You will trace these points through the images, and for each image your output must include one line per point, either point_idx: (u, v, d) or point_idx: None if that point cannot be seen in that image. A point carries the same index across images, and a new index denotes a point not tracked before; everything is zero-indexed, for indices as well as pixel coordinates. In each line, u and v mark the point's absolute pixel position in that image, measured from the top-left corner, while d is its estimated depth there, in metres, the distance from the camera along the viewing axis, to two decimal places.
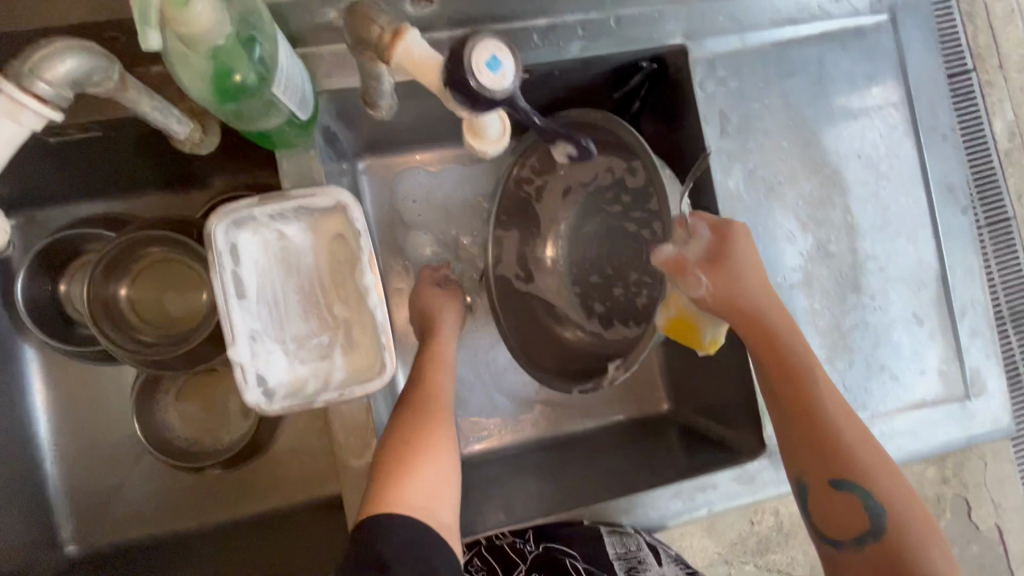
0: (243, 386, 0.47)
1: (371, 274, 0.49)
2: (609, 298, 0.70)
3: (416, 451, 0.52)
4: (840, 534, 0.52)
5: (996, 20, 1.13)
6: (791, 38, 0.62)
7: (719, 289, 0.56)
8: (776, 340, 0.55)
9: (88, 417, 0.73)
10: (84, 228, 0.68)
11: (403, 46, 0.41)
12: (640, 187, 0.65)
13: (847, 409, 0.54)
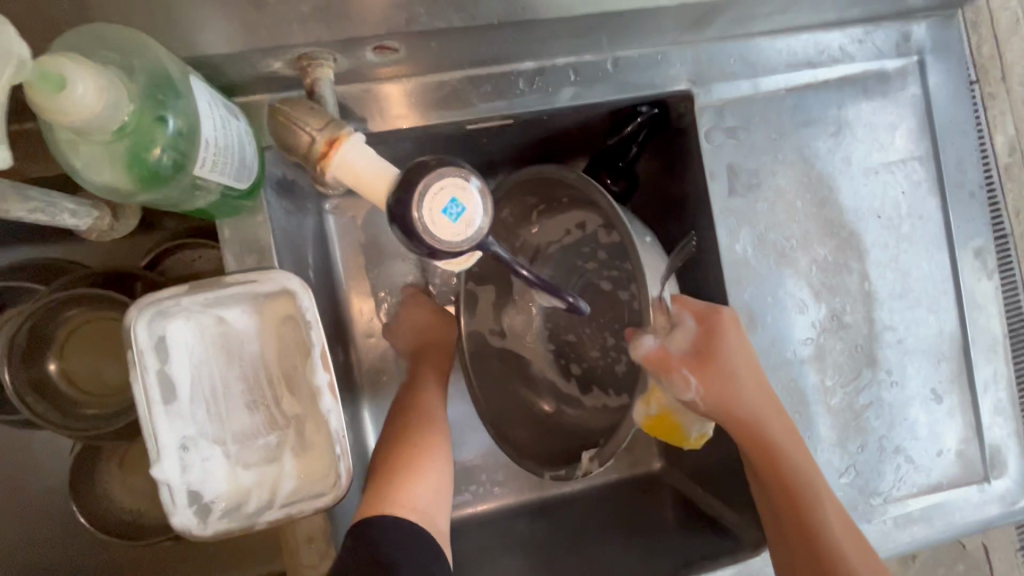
0: (170, 508, 0.40)
1: (330, 374, 0.43)
2: (586, 360, 0.66)
3: (416, 455, 0.51)
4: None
5: (1002, 30, 1.06)
6: (808, 83, 0.55)
7: (710, 391, 0.50)
8: (772, 451, 0.49)
9: (19, 487, 0.66)
10: (10, 281, 0.61)
11: (339, 158, 0.36)
12: (616, 244, 0.61)
13: (851, 527, 0.48)
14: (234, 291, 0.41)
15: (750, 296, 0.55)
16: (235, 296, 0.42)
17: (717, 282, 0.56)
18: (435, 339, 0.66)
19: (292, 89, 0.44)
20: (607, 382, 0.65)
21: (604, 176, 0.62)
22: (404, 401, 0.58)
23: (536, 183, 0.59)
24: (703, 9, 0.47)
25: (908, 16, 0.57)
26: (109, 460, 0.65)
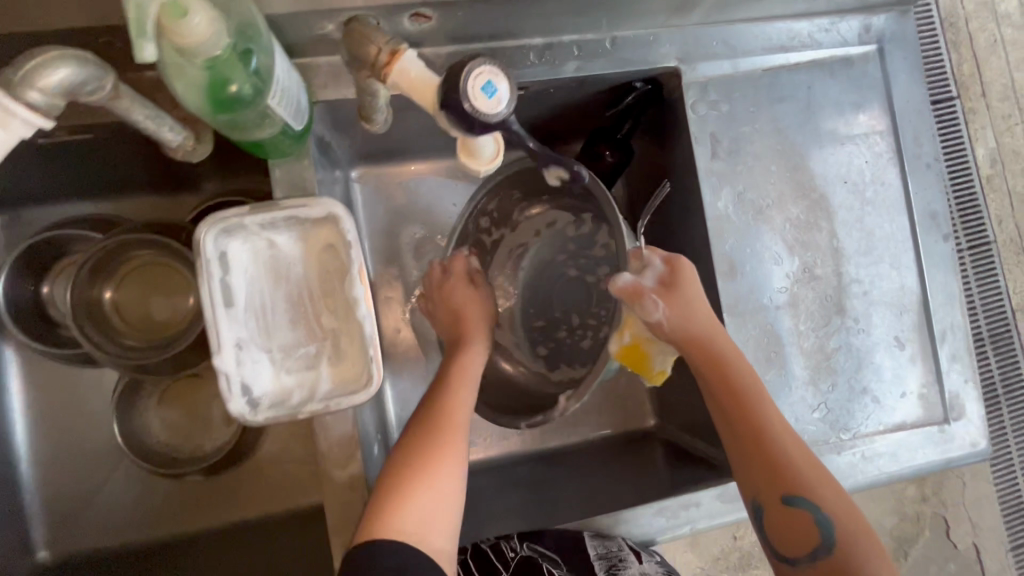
0: (227, 396, 0.46)
1: (363, 288, 0.50)
2: (556, 338, 0.75)
3: (417, 475, 0.52)
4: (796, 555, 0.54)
5: (980, 51, 1.16)
6: (782, 65, 0.64)
7: (673, 323, 0.57)
8: (726, 368, 0.56)
9: (68, 421, 0.72)
10: (71, 229, 0.67)
11: (400, 63, 0.43)
12: (585, 236, 0.73)
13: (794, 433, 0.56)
14: (288, 218, 0.49)
15: (730, 247, 0.62)
16: (291, 222, 0.50)
17: (701, 236, 0.63)
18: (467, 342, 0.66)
19: (337, 52, 0.53)
20: (573, 358, 0.74)
21: (603, 147, 0.69)
22: (430, 404, 0.59)
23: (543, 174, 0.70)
24: None
25: (869, 11, 0.65)
26: (149, 395, 0.72)
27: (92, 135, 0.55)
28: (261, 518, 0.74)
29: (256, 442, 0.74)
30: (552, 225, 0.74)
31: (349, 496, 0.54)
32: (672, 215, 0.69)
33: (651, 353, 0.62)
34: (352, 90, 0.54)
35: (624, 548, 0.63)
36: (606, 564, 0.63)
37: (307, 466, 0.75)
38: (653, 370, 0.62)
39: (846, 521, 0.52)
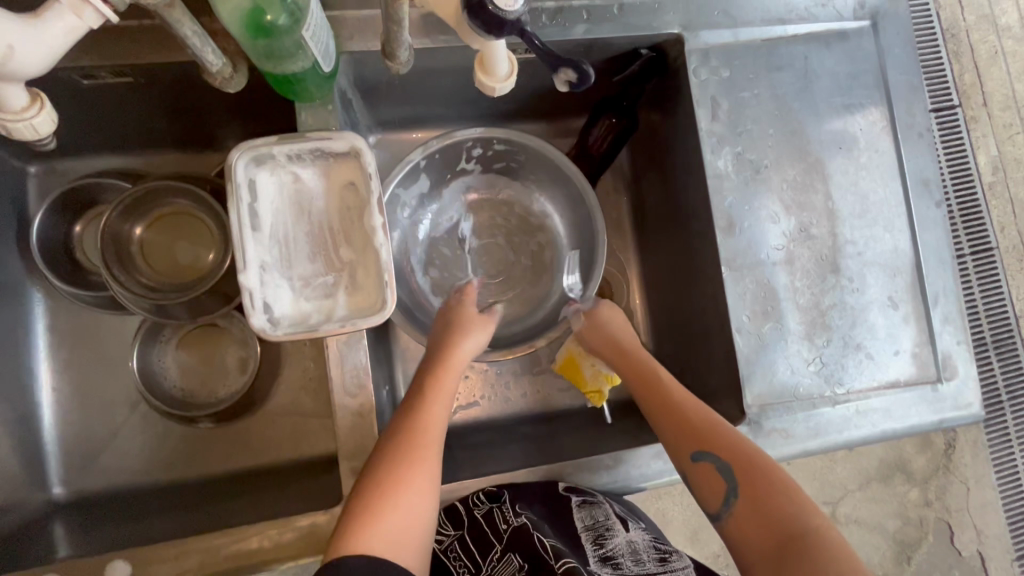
0: (250, 311, 0.50)
1: (382, 213, 0.53)
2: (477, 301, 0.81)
3: (389, 486, 0.53)
4: (716, 508, 0.60)
5: (982, 61, 1.19)
6: (780, 36, 0.67)
7: (596, 331, 0.74)
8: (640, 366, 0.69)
9: (86, 365, 0.75)
10: (102, 178, 0.71)
11: None
12: (528, 222, 0.82)
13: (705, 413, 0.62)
14: (313, 154, 0.53)
15: (730, 203, 0.65)
16: (316, 157, 0.54)
17: (702, 194, 0.66)
18: (450, 351, 0.66)
19: (363, 6, 0.58)
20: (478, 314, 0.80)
21: (610, 115, 0.76)
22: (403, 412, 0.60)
23: (544, 159, 0.76)
24: None
25: None
26: (167, 341, 0.75)
27: (130, 78, 0.58)
28: (271, 465, 0.75)
29: (268, 392, 0.77)
30: (509, 194, 0.82)
31: (360, 422, 0.57)
32: (675, 178, 0.72)
33: (586, 368, 0.77)
34: (376, 42, 0.58)
35: (610, 515, 0.68)
36: (593, 533, 0.66)
37: (315, 419, 0.77)
38: (591, 385, 0.76)
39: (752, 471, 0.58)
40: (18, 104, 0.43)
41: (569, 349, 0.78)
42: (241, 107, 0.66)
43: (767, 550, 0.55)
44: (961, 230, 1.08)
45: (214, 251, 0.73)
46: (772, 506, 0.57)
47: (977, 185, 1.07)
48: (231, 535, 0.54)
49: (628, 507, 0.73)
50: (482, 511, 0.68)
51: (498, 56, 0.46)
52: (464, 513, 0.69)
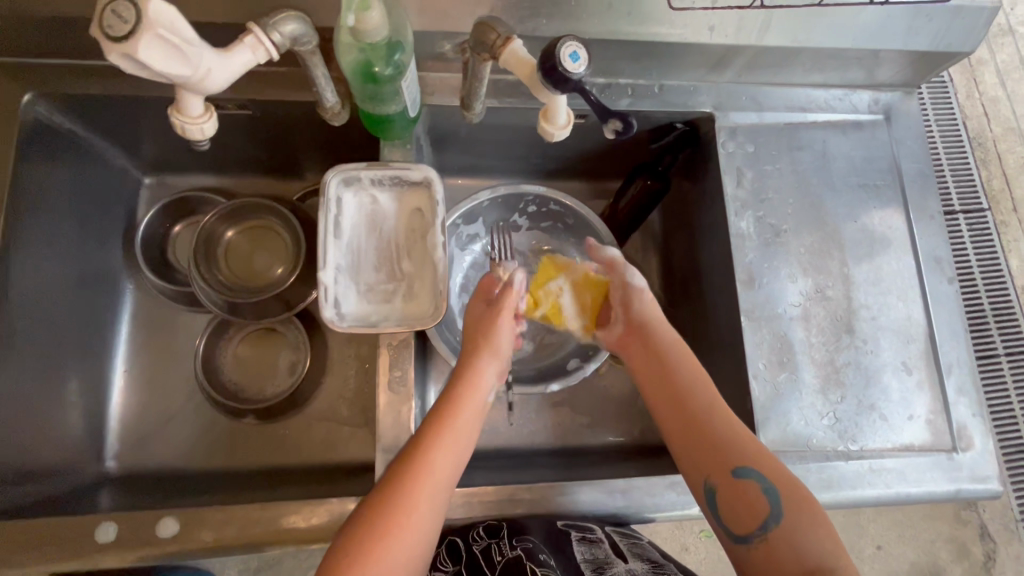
0: (323, 303, 0.58)
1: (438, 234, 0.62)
2: None
3: (406, 476, 0.56)
4: (743, 532, 0.56)
5: (1011, 170, 1.21)
6: (801, 122, 0.77)
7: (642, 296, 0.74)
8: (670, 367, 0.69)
9: (154, 351, 0.82)
10: (204, 194, 0.83)
11: (510, 49, 0.51)
12: None
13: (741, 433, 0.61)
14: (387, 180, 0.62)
15: (751, 260, 0.71)
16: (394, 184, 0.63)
17: (726, 251, 0.73)
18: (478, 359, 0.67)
19: (445, 70, 0.70)
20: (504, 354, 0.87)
21: (644, 176, 0.83)
22: (412, 443, 0.59)
23: (586, 224, 0.85)
24: (721, 53, 0.70)
25: (878, 88, 0.79)
26: (230, 338, 0.83)
27: (249, 110, 0.71)
28: (302, 465, 0.80)
29: (311, 397, 0.82)
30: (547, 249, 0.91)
31: (397, 418, 0.62)
32: (700, 236, 0.80)
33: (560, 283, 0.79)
34: (453, 99, 0.70)
35: (610, 552, 0.64)
36: (592, 565, 0.62)
37: (349, 428, 0.82)
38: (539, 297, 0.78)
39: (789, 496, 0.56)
40: (194, 112, 0.46)
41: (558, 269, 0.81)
42: (330, 144, 0.79)
43: None
44: (992, 326, 1.10)
45: (284, 266, 0.82)
46: (805, 536, 0.54)
47: (1013, 291, 1.13)
48: (268, 509, 0.58)
49: (638, 547, 0.68)
50: (480, 546, 0.67)
51: (558, 106, 0.55)
52: (464, 547, 0.68)
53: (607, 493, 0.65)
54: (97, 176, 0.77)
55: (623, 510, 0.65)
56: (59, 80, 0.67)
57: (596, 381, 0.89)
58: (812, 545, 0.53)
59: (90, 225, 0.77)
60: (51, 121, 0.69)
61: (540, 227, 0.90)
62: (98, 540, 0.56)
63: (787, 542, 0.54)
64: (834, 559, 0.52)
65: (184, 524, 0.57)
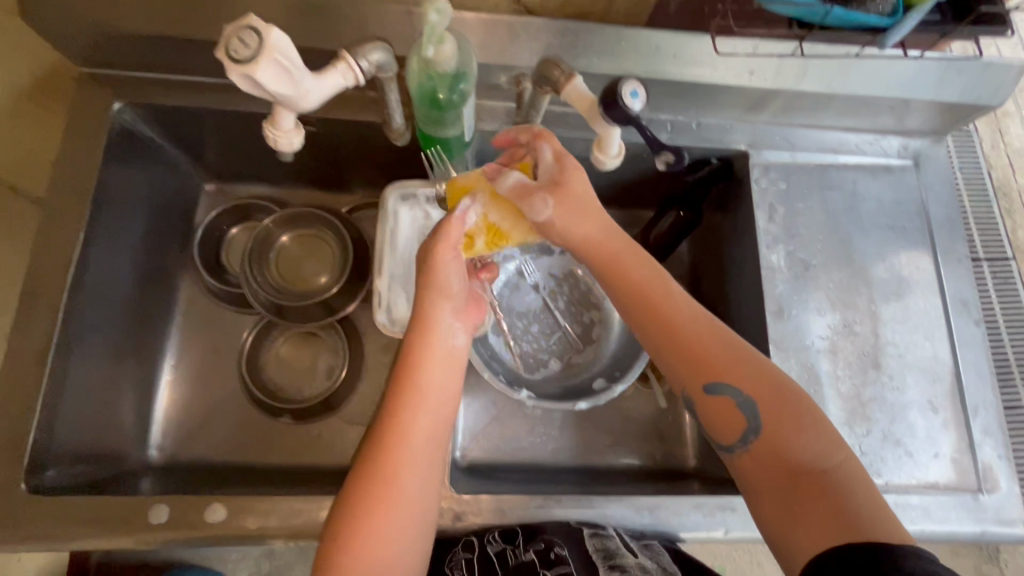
0: (376, 309, 0.63)
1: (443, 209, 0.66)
2: (533, 353, 0.91)
3: (380, 451, 0.55)
4: (730, 443, 0.58)
5: None
6: (832, 163, 0.80)
7: (563, 220, 0.62)
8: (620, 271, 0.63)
9: (200, 348, 0.86)
10: (260, 201, 0.88)
11: (572, 86, 0.55)
12: (586, 299, 0.94)
13: (723, 340, 0.60)
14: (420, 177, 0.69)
15: (782, 292, 0.74)
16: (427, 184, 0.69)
17: (756, 282, 0.76)
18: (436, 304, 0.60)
19: (498, 99, 0.75)
20: (533, 369, 0.90)
21: (678, 208, 0.86)
22: (378, 418, 0.58)
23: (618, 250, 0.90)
24: (759, 96, 0.74)
25: (907, 134, 0.82)
26: (273, 339, 0.87)
27: (313, 127, 0.76)
28: (335, 465, 0.83)
29: (345, 400, 0.85)
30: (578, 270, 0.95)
31: None
32: (729, 267, 0.82)
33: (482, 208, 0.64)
34: (504, 126, 0.75)
35: (620, 547, 0.65)
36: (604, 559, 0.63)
37: None
38: (469, 228, 0.64)
39: (772, 402, 0.57)
40: (287, 125, 0.50)
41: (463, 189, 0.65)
42: (383, 162, 0.84)
43: (779, 490, 0.54)
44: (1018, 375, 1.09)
45: (331, 272, 0.87)
46: (790, 442, 0.55)
47: None
48: (310, 502, 0.61)
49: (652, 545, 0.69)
50: (496, 547, 0.69)
51: (611, 138, 0.59)
52: (479, 547, 0.70)
53: (635, 510, 0.67)
54: (165, 179, 0.82)
55: (649, 528, 0.67)
56: (146, 91, 0.73)
57: (620, 403, 0.91)
58: (799, 448, 0.54)
59: (155, 225, 0.82)
60: (133, 127, 0.75)
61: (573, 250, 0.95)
62: (152, 520, 0.59)
63: (771, 448, 0.55)
64: (825, 461, 0.53)
65: (231, 510, 0.60)
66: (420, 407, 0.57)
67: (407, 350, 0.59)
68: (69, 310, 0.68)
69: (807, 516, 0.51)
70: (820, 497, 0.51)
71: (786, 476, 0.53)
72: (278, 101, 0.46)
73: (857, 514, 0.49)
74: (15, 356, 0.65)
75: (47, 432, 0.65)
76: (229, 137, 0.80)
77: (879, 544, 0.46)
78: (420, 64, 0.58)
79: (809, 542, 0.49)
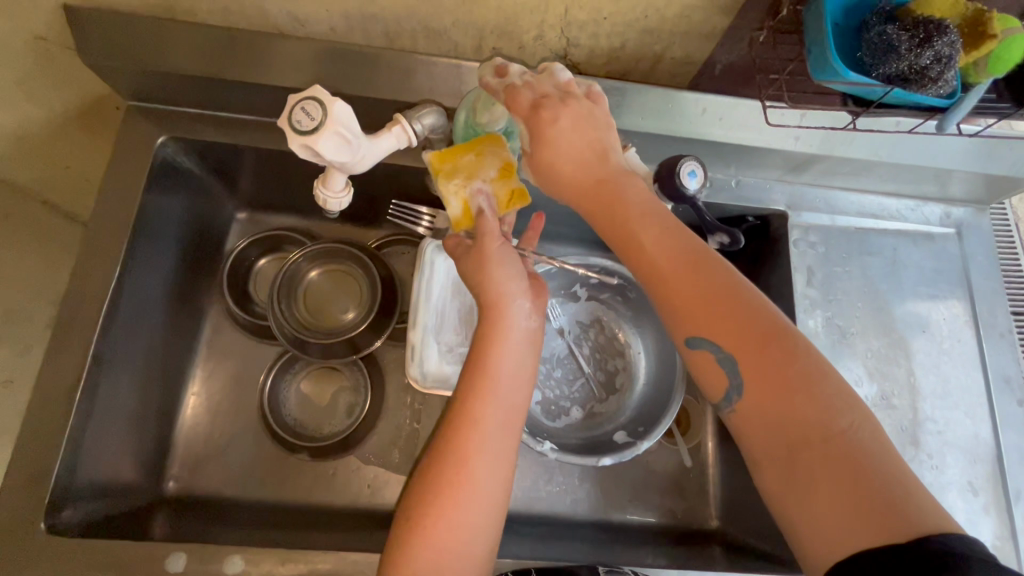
0: (410, 362, 0.65)
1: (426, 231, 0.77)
2: (555, 400, 0.89)
3: (455, 437, 0.53)
4: (719, 399, 0.51)
5: None
6: (872, 228, 0.78)
7: (551, 169, 0.55)
8: (610, 214, 0.54)
9: (222, 378, 0.85)
10: (290, 232, 0.88)
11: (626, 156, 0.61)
12: (612, 347, 0.93)
13: (710, 288, 0.50)
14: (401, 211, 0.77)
15: None
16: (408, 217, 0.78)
17: None
18: (501, 284, 0.58)
19: None
20: (555, 416, 0.88)
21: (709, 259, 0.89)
22: (449, 406, 0.56)
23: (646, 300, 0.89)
24: (802, 160, 0.73)
25: (949, 202, 0.81)
26: (296, 373, 0.86)
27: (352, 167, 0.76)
28: (351, 507, 0.81)
29: (363, 440, 0.83)
30: (603, 318, 0.94)
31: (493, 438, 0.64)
32: None
33: (493, 187, 0.62)
34: None
35: None
36: None
37: (397, 477, 0.83)
38: (496, 200, 0.63)
39: (757, 355, 0.49)
40: (336, 187, 0.57)
41: (465, 195, 0.62)
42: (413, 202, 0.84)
43: (780, 456, 0.47)
44: None
45: (358, 308, 0.86)
46: (790, 406, 0.47)
47: None
48: (330, 556, 0.61)
49: None
50: None
51: None
52: None
53: None
54: (200, 209, 0.83)
55: None
56: (191, 127, 0.74)
57: (643, 456, 0.88)
58: (804, 412, 0.46)
59: (188, 254, 0.82)
60: (174, 160, 0.75)
61: (601, 297, 0.93)
62: (168, 568, 0.58)
63: (759, 407, 0.48)
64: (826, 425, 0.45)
65: (250, 562, 0.59)
66: (495, 393, 0.55)
67: (480, 336, 0.58)
68: (100, 343, 0.68)
69: (818, 493, 0.44)
70: (829, 467, 0.44)
71: (783, 440, 0.47)
72: (333, 166, 0.54)
73: (881, 492, 0.42)
74: (45, 388, 0.65)
75: (70, 467, 0.65)
76: (266, 171, 0.80)
77: (902, 541, 0.39)
78: (469, 116, 0.62)
79: (821, 524, 0.43)
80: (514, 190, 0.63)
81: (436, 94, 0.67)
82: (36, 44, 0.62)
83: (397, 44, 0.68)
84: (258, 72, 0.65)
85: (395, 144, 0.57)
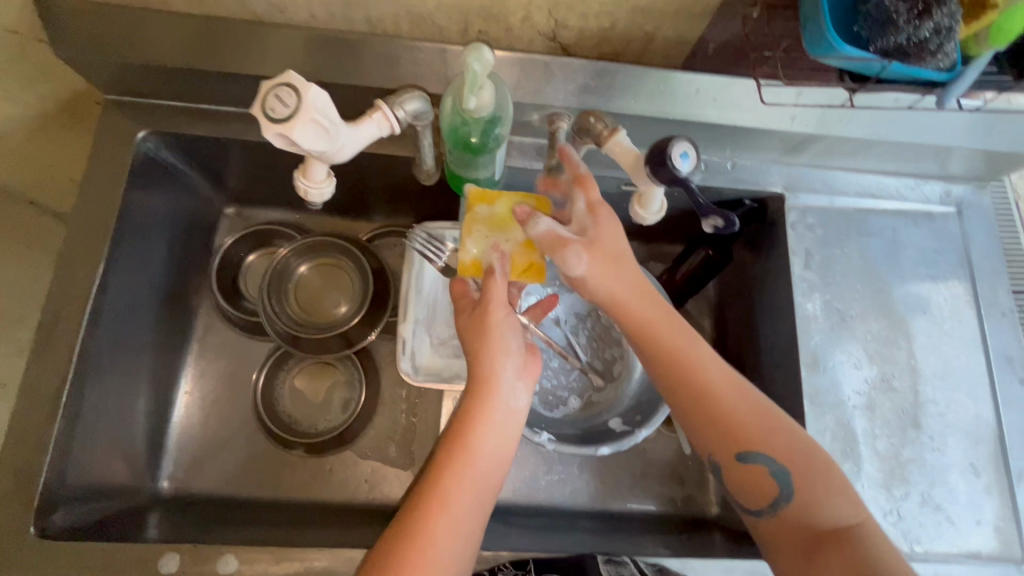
0: (401, 355, 0.65)
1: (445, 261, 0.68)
2: (553, 391, 0.88)
3: (421, 513, 0.53)
4: (758, 508, 0.58)
5: None
6: (871, 208, 0.77)
7: (600, 269, 0.58)
8: (657, 331, 0.59)
9: (213, 376, 0.84)
10: (279, 227, 0.86)
11: (616, 140, 0.59)
12: (609, 335, 0.92)
13: (751, 405, 0.58)
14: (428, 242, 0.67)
15: (817, 343, 0.71)
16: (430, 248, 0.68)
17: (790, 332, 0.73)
18: (491, 364, 0.58)
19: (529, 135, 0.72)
20: (553, 406, 0.87)
21: (706, 246, 0.79)
22: (423, 478, 0.56)
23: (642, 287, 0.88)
24: (799, 140, 0.71)
25: (949, 180, 0.79)
26: (289, 370, 0.85)
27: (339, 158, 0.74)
28: (348, 503, 0.81)
29: (359, 435, 0.83)
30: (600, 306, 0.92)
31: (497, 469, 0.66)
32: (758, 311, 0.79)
33: (515, 251, 0.61)
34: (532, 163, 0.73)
35: None
36: None
37: (394, 470, 0.82)
38: (515, 268, 0.61)
39: (804, 469, 0.56)
40: (317, 177, 0.56)
41: (482, 249, 0.61)
42: (402, 193, 0.82)
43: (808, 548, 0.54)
44: None
45: (350, 301, 0.85)
46: (825, 509, 0.55)
47: None
48: (326, 552, 0.60)
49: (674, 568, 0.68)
50: None
51: (655, 194, 0.61)
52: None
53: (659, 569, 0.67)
54: (187, 205, 0.81)
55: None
56: (172, 120, 0.72)
57: (641, 444, 0.87)
58: (834, 511, 0.55)
59: (174, 251, 0.81)
60: (157, 155, 0.74)
61: None
62: (162, 569, 0.58)
63: (802, 513, 0.56)
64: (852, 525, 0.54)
65: (244, 560, 0.59)
66: (471, 472, 0.55)
67: (463, 412, 0.57)
68: (87, 343, 0.67)
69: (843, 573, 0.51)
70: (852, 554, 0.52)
71: (813, 535, 0.54)
72: (312, 156, 0.53)
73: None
74: (30, 390, 0.64)
75: (59, 470, 0.64)
76: (252, 164, 0.78)
77: None
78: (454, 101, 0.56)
79: None
80: (534, 264, 0.61)
81: (421, 81, 0.65)
82: (9, 38, 0.61)
83: (380, 29, 0.66)
84: (238, 62, 0.64)
85: (377, 133, 0.56)
